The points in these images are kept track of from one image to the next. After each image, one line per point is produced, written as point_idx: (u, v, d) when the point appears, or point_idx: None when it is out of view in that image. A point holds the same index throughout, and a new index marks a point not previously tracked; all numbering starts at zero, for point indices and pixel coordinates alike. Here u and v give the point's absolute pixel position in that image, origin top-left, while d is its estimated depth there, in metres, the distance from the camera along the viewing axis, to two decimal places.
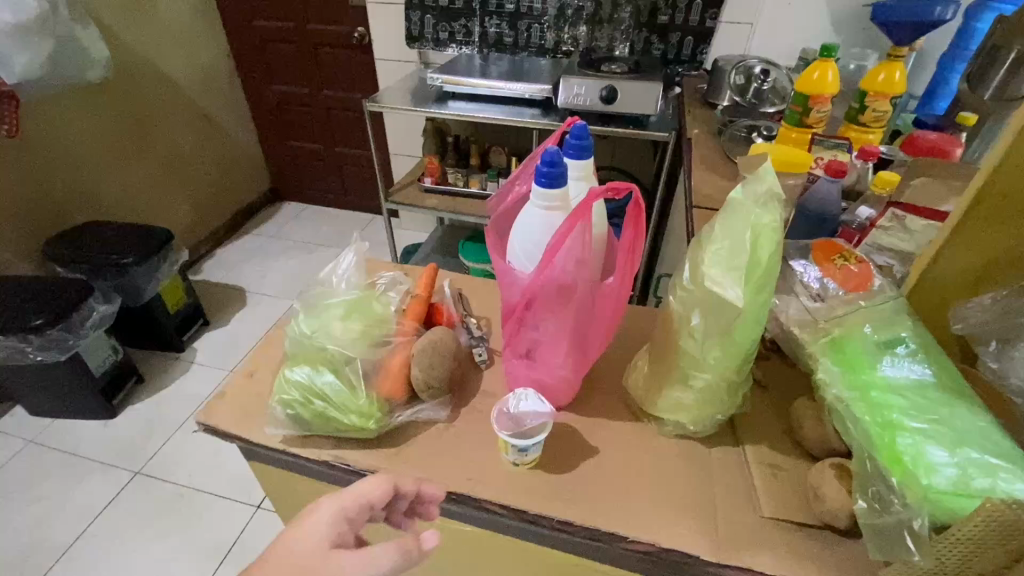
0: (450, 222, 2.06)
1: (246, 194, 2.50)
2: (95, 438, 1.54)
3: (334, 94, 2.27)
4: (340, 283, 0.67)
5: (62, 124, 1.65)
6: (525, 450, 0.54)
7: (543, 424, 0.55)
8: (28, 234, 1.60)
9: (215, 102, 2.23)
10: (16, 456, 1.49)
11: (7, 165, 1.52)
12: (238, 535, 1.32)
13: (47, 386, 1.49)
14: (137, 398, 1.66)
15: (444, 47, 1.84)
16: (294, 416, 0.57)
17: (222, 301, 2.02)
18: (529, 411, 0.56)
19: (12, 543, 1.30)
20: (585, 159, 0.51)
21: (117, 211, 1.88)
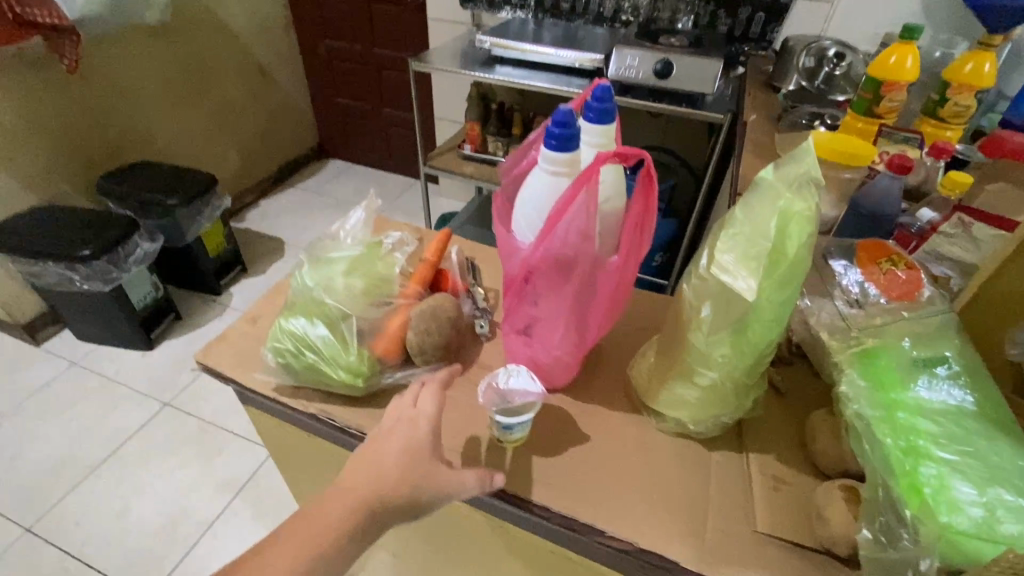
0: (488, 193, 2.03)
1: (294, 148, 2.54)
2: (133, 367, 1.64)
3: (385, 54, 2.25)
4: (347, 238, 0.66)
5: (124, 63, 1.73)
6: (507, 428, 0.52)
7: (524, 404, 0.53)
8: (84, 167, 1.68)
9: (269, 53, 2.26)
10: (63, 374, 1.61)
11: (66, 99, 1.59)
12: (251, 474, 1.39)
13: (93, 313, 1.59)
14: (174, 333, 1.74)
15: (498, 9, 1.77)
16: (285, 365, 0.57)
17: (260, 251, 2.08)
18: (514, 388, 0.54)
19: (54, 452, 1.42)
20: (605, 124, 0.47)
21: (171, 150, 1.95)
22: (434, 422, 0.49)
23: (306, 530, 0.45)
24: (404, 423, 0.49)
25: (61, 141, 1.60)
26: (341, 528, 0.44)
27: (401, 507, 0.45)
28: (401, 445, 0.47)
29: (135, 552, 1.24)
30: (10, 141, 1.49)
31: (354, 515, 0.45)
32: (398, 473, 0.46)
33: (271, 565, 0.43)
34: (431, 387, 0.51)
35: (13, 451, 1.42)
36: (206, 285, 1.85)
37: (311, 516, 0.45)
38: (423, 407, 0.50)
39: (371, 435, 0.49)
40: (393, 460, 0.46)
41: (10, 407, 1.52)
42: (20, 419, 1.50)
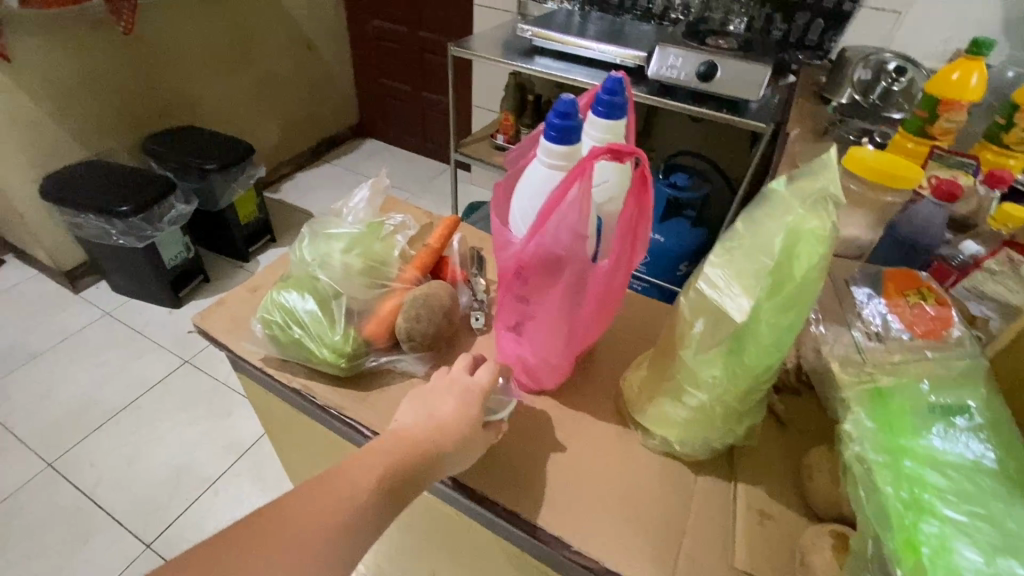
0: None
1: (333, 125, 2.58)
2: (160, 322, 1.70)
3: (430, 37, 2.25)
4: (348, 215, 0.65)
5: (178, 30, 1.77)
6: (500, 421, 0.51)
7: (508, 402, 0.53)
8: (131, 126, 1.74)
9: (318, 30, 2.29)
10: (97, 322, 1.68)
11: (121, 61, 1.65)
12: (257, 439, 1.42)
13: (128, 267, 1.65)
14: (201, 294, 1.80)
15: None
16: (272, 337, 0.57)
17: (291, 222, 2.13)
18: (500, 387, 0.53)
19: (79, 394, 1.49)
20: (614, 118, 0.44)
21: (216, 117, 2.01)
22: (488, 389, 0.50)
23: (381, 461, 0.44)
24: (463, 384, 0.50)
25: (113, 101, 1.67)
26: (410, 466, 0.44)
27: (447, 463, 0.46)
28: (457, 404, 0.48)
29: (141, 499, 1.28)
30: (65, 96, 1.55)
31: (411, 463, 0.44)
32: (462, 422, 0.47)
33: (334, 492, 0.41)
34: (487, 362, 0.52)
35: (43, 390, 1.49)
36: (235, 251, 1.90)
37: (383, 449, 0.44)
38: (479, 376, 0.51)
39: (424, 392, 0.50)
40: (456, 411, 0.47)
41: (44, 349, 1.60)
42: (52, 358, 1.58)
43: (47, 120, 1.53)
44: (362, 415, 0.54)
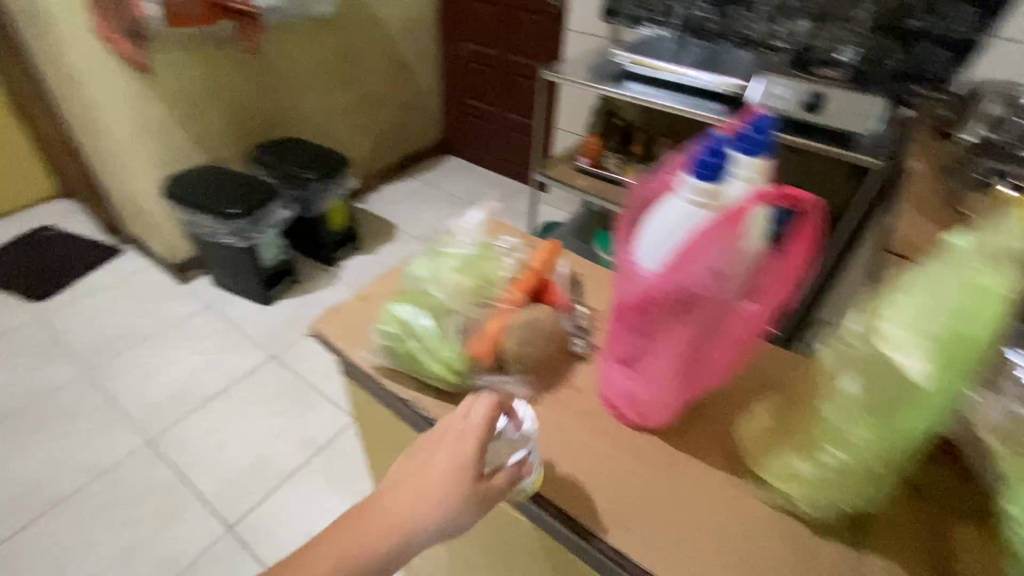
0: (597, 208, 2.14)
1: (419, 141, 2.71)
2: (253, 317, 1.83)
3: (522, 61, 2.32)
4: (461, 235, 0.67)
5: (293, 49, 1.92)
6: (524, 459, 0.49)
7: (523, 440, 0.50)
8: (245, 136, 1.91)
9: (415, 51, 2.42)
10: (198, 313, 1.83)
11: (242, 77, 1.81)
12: (333, 437, 1.48)
13: (230, 264, 1.80)
14: (289, 294, 1.92)
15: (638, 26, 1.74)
16: (388, 348, 0.59)
17: (375, 233, 2.25)
18: (506, 429, 0.51)
19: (179, 378, 1.62)
20: (758, 156, 0.43)
21: (316, 130, 2.15)
22: (482, 434, 0.47)
23: (354, 537, 0.46)
24: (458, 433, 0.48)
25: (232, 113, 1.83)
26: (383, 537, 0.45)
27: (430, 526, 0.45)
28: (442, 460, 0.46)
29: (227, 482, 1.37)
30: (193, 107, 1.72)
31: (384, 536, 0.45)
32: (443, 485, 0.45)
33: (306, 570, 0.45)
34: (486, 398, 0.49)
35: (149, 371, 1.64)
36: (323, 254, 2.02)
37: (360, 523, 0.46)
38: (475, 421, 0.48)
39: (417, 446, 0.49)
40: (439, 474, 0.46)
41: (154, 333, 1.76)
42: (158, 343, 1.72)
43: (176, 127, 1.70)
44: None
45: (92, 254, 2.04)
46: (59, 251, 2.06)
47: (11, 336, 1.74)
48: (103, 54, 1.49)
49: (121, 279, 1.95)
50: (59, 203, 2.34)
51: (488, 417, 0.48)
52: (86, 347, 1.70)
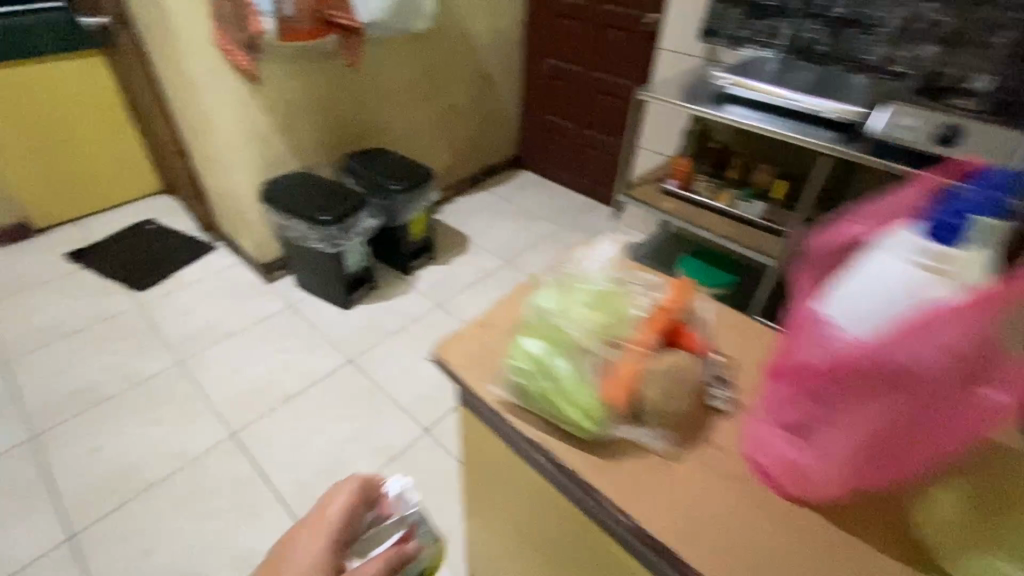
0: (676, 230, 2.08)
1: (494, 154, 2.73)
2: (332, 320, 1.89)
3: (603, 78, 2.29)
4: (593, 266, 0.65)
5: (388, 63, 1.98)
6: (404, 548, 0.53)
7: (398, 521, 0.57)
8: (337, 144, 1.98)
9: (498, 66, 2.45)
10: (281, 312, 1.90)
11: (340, 89, 1.88)
12: (405, 447, 1.48)
13: (315, 268, 1.86)
14: (366, 299, 1.97)
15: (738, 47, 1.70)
16: (520, 387, 0.57)
17: (448, 244, 2.28)
18: (380, 518, 0.57)
19: (262, 375, 1.68)
20: (983, 224, 0.43)
21: (401, 140, 2.21)
22: (342, 525, 0.53)
23: None
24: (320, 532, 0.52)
25: (327, 122, 1.90)
26: None
27: None
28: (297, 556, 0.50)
29: (305, 484, 1.40)
30: (292, 115, 1.79)
31: None
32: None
33: None
34: (353, 486, 0.56)
35: (233, 366, 1.70)
36: (400, 263, 2.08)
37: None
38: (334, 516, 0.53)
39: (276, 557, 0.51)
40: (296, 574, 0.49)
41: (239, 329, 1.84)
42: (244, 339, 1.80)
43: (276, 135, 1.78)
44: (602, 487, 0.52)
45: (189, 249, 2.18)
46: (158, 245, 2.21)
47: (113, 322, 1.85)
48: (218, 63, 1.54)
49: (213, 274, 2.06)
50: (159, 200, 2.51)
51: (344, 507, 0.54)
52: (179, 338, 1.80)
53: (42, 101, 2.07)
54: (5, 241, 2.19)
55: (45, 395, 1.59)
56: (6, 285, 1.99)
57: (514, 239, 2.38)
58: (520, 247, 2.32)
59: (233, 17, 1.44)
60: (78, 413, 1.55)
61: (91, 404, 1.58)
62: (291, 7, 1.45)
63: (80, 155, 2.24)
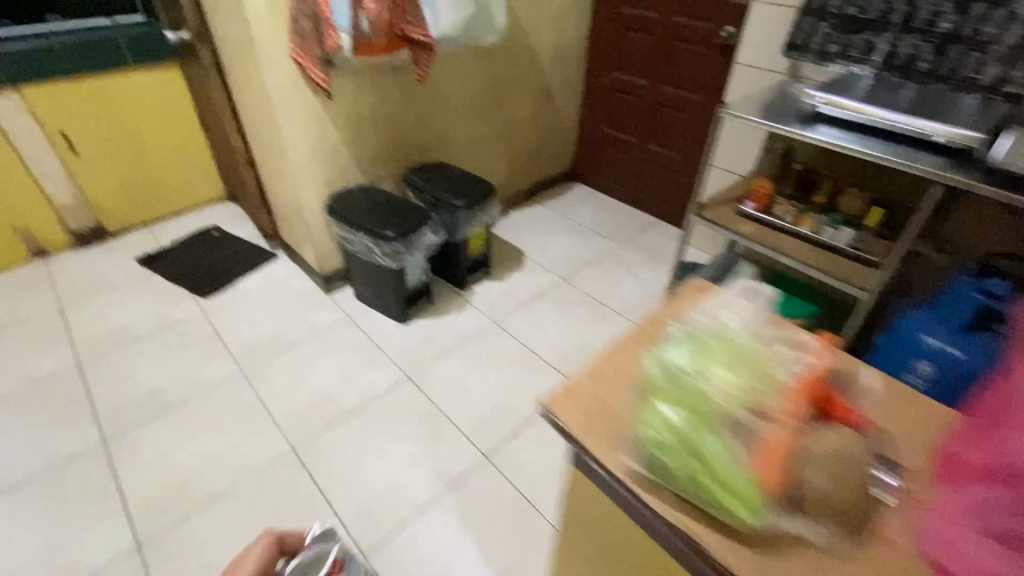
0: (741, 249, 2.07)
1: (550, 167, 2.70)
2: (389, 333, 1.87)
3: (671, 92, 2.22)
4: (732, 321, 0.58)
5: (454, 77, 1.97)
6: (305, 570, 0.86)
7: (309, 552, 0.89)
8: (400, 157, 1.98)
9: (559, 79, 2.41)
10: (340, 323, 1.90)
11: (406, 103, 1.87)
12: (466, 473, 1.44)
13: (374, 281, 1.85)
14: (422, 314, 1.95)
15: (828, 62, 1.63)
16: (655, 463, 0.52)
17: (504, 259, 2.25)
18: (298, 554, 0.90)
19: (321, 388, 1.67)
20: None
21: (461, 153, 2.19)
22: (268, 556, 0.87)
23: None
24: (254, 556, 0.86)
25: (392, 136, 1.90)
26: None
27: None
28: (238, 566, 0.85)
29: (365, 504, 1.37)
30: (360, 129, 1.79)
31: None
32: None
33: None
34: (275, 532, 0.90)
35: (293, 378, 1.70)
36: (456, 277, 2.05)
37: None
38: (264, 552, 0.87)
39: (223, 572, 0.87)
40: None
41: (299, 339, 1.84)
42: (305, 350, 1.80)
43: (344, 149, 1.78)
44: None
45: (252, 256, 2.22)
46: (223, 252, 2.26)
47: (179, 328, 1.88)
48: (294, 79, 1.55)
49: (274, 282, 2.09)
50: (223, 206, 2.57)
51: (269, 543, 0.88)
52: (241, 347, 1.81)
53: (122, 111, 2.15)
54: (82, 243, 2.27)
55: (115, 399, 1.62)
56: (81, 287, 2.06)
57: (570, 255, 2.32)
58: (578, 264, 2.26)
59: (312, 32, 1.45)
60: (145, 419, 1.57)
61: (158, 410, 1.59)
62: (367, 21, 1.44)
63: (153, 163, 2.31)
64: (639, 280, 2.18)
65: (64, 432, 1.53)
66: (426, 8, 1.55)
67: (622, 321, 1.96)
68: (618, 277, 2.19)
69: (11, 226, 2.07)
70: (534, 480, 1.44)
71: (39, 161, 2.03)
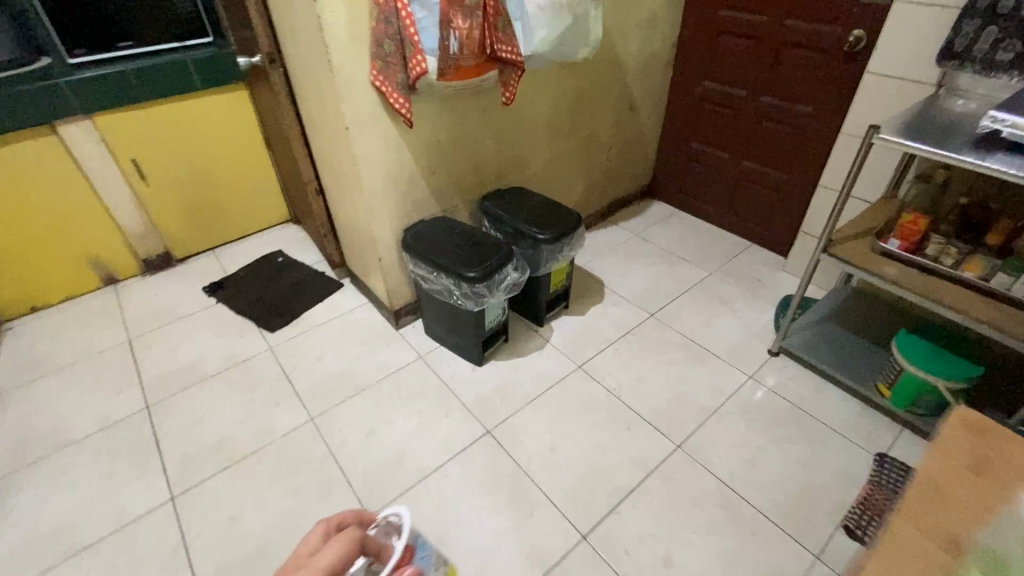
0: (858, 285, 1.86)
1: (627, 186, 2.49)
2: (465, 378, 1.72)
3: (776, 104, 1.98)
4: None
5: (539, 95, 1.80)
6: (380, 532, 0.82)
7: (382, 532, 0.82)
8: (477, 183, 1.83)
9: (643, 90, 2.21)
10: (411, 364, 1.76)
11: (488, 125, 1.72)
12: (562, 557, 1.26)
13: (450, 321, 1.69)
14: (499, 354, 1.79)
15: (995, 72, 1.35)
16: None
17: (583, 290, 2.06)
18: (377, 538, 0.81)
19: (395, 441, 1.53)
20: None
21: (539, 176, 2.02)
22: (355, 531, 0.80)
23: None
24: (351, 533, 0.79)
25: (471, 161, 1.75)
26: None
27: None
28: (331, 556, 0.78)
29: None
30: (438, 156, 1.65)
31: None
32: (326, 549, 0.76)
33: None
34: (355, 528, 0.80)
35: (366, 428, 1.56)
36: (534, 313, 1.88)
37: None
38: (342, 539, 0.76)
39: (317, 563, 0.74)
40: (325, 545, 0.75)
41: (370, 382, 1.70)
42: (376, 394, 1.67)
43: (421, 177, 1.65)
44: None
45: (318, 285, 2.12)
46: (289, 280, 2.18)
47: (247, 365, 1.79)
48: (373, 105, 1.42)
49: (341, 315, 1.98)
50: (287, 229, 2.51)
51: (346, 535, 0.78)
52: (309, 389, 1.69)
53: (192, 136, 2.10)
54: (151, 269, 2.25)
55: (183, 448, 1.53)
56: (150, 317, 2.01)
57: (655, 285, 2.10)
58: (665, 296, 2.04)
59: (397, 56, 1.31)
60: (214, 472, 1.46)
61: (227, 462, 1.49)
62: (456, 41, 1.30)
63: (221, 187, 2.26)
64: (737, 317, 1.94)
65: (133, 484, 1.45)
66: (518, 23, 1.38)
67: (724, 367, 1.74)
68: (713, 312, 1.96)
69: (83, 254, 2.05)
70: (643, 568, 1.24)
71: (110, 188, 2.00)
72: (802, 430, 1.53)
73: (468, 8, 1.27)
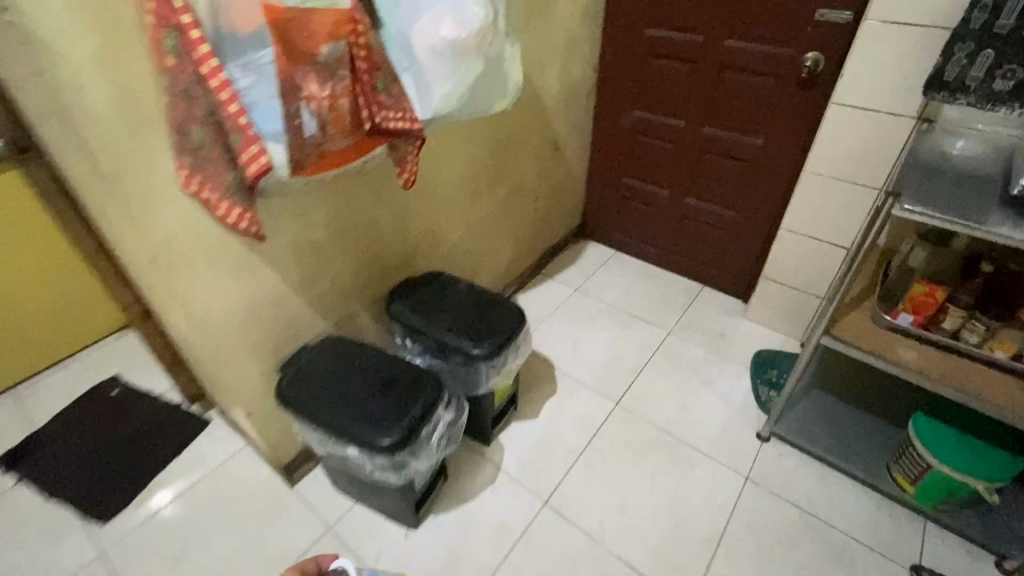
0: None
1: (557, 231, 2.13)
2: (396, 553, 1.25)
3: (721, 136, 1.70)
4: None
5: (443, 154, 1.37)
6: None
7: None
8: (378, 279, 1.36)
9: (567, 126, 1.84)
10: (318, 544, 1.27)
11: (382, 204, 1.26)
12: None
13: (366, 483, 1.22)
14: (439, 504, 1.34)
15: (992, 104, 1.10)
16: None
17: (530, 382, 1.67)
18: None
19: None
20: None
21: (457, 250, 1.59)
22: None
23: None
24: None
25: (364, 255, 1.28)
26: None
27: None
28: None
29: None
30: (315, 261, 1.16)
31: None
32: None
33: None
34: None
35: None
36: (476, 431, 1.45)
37: None
38: None
39: None
40: None
41: None
42: None
43: (292, 294, 1.16)
44: None
45: (172, 430, 1.53)
46: (128, 425, 1.56)
47: None
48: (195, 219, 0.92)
49: (208, 475, 1.42)
50: (124, 340, 1.84)
51: None
52: None
53: None
54: None
55: None
56: None
57: (612, 358, 1.76)
58: (625, 373, 1.70)
59: (217, 149, 0.82)
60: None
61: None
62: (312, 117, 0.83)
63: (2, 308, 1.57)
64: (711, 391, 1.65)
65: None
66: (406, 75, 0.95)
67: (715, 469, 1.43)
68: (685, 389, 1.65)
69: None
70: None
71: None
72: (822, 549, 1.26)
73: (325, 67, 0.82)
